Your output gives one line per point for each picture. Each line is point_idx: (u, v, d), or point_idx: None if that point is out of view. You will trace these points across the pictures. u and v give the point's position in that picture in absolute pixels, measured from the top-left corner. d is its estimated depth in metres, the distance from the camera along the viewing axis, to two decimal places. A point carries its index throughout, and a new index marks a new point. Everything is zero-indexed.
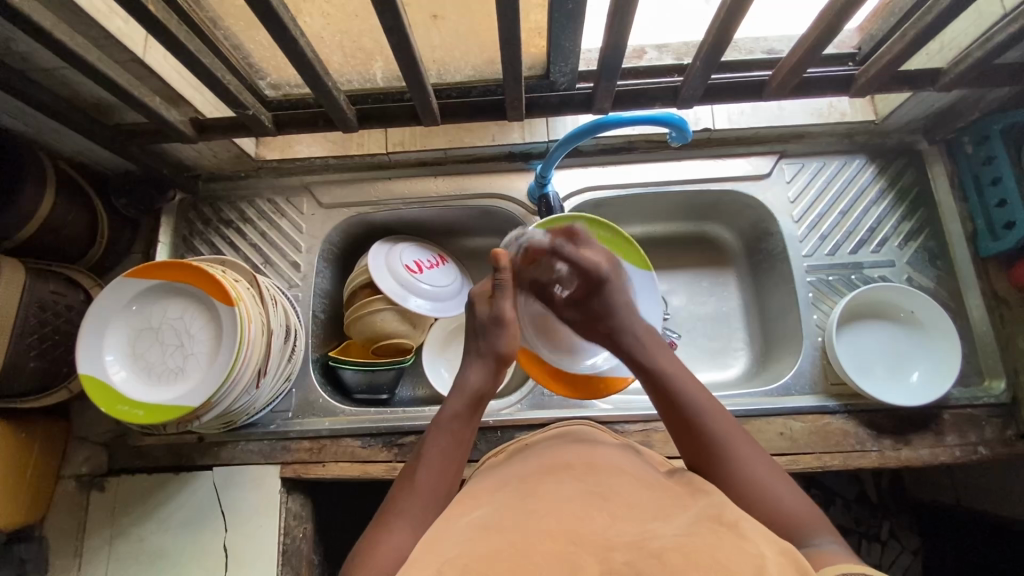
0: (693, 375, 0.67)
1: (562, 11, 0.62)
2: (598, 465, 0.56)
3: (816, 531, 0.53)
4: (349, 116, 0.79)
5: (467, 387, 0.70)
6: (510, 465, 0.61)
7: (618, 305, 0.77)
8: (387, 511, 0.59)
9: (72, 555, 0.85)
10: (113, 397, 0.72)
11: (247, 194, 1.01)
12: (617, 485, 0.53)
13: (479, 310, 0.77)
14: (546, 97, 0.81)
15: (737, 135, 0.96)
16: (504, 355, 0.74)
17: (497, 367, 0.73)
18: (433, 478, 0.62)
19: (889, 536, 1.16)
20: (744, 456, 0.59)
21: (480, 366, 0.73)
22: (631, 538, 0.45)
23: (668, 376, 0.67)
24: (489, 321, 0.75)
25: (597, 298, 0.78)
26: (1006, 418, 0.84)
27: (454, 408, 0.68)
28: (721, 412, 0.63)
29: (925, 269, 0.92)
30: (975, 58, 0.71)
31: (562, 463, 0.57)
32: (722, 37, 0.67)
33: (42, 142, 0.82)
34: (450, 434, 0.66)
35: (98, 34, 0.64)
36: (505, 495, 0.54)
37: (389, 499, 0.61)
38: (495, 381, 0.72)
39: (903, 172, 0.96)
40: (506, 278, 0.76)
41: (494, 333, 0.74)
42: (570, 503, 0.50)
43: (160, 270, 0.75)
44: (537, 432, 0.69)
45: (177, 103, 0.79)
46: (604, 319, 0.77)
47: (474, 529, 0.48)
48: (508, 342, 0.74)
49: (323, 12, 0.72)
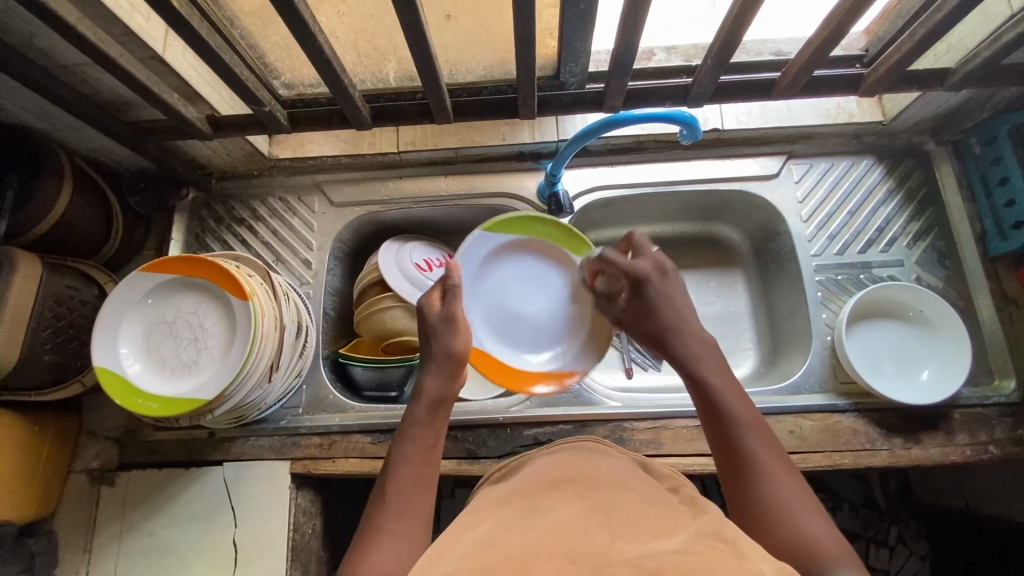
0: (741, 388, 0.64)
1: (575, 11, 0.63)
2: (601, 480, 0.56)
3: (839, 559, 0.50)
4: (363, 113, 0.80)
5: (423, 392, 0.68)
6: (518, 480, 0.61)
7: (668, 305, 0.72)
8: (366, 529, 0.57)
9: (82, 550, 0.86)
10: (127, 390, 0.72)
11: (259, 192, 1.02)
12: (624, 501, 0.53)
13: (431, 312, 0.74)
14: (558, 97, 0.82)
15: (746, 136, 0.96)
16: (455, 354, 0.71)
17: (451, 369, 0.70)
18: (405, 488, 0.59)
19: (897, 541, 1.14)
20: (778, 483, 0.56)
21: (434, 370, 0.70)
22: (630, 556, 0.44)
23: (716, 390, 0.63)
24: (436, 324, 0.72)
25: (642, 301, 0.74)
26: (1017, 418, 0.84)
27: (414, 414, 0.66)
28: (764, 433, 0.60)
29: (933, 269, 0.92)
30: (984, 57, 0.72)
31: (566, 477, 0.57)
32: (734, 35, 0.67)
33: (59, 139, 0.84)
34: (415, 440, 0.64)
35: (119, 31, 0.65)
36: (507, 511, 0.53)
37: (365, 518, 0.58)
38: (453, 380, 0.70)
39: (911, 173, 0.96)
40: (456, 282, 0.75)
41: (446, 335, 0.72)
42: (573, 519, 0.49)
43: (175, 264, 0.75)
44: (543, 447, 0.69)
45: (194, 100, 0.80)
46: (648, 319, 0.73)
47: (473, 544, 0.48)
48: (458, 342, 0.72)
49: (339, 12, 0.73)
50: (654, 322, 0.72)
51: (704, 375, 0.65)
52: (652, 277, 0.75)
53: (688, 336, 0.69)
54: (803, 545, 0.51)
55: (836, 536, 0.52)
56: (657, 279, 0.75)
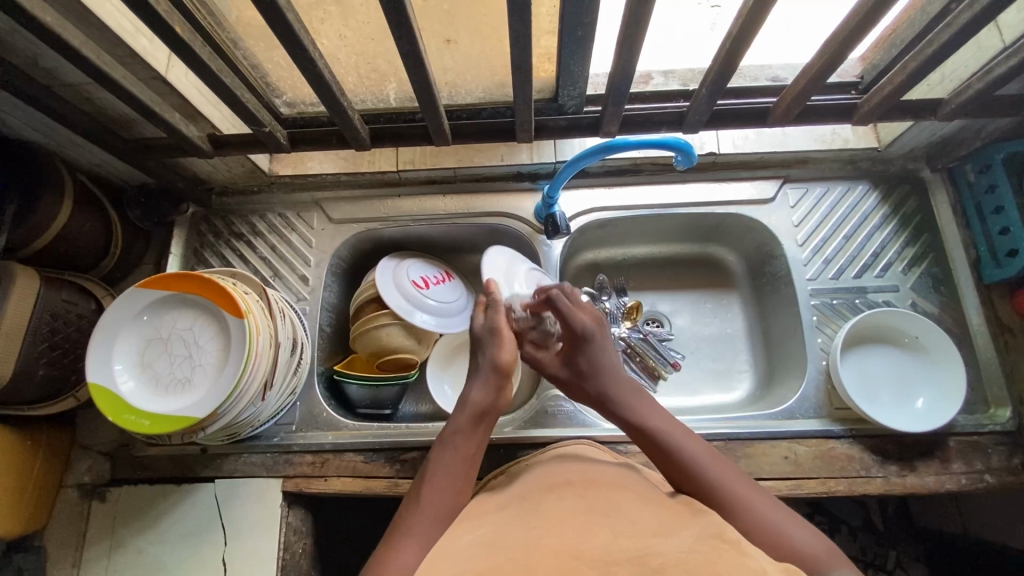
0: (685, 428, 0.64)
1: (572, 38, 0.64)
2: (598, 482, 0.56)
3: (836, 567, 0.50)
4: (363, 134, 0.81)
5: (468, 402, 0.67)
6: (516, 484, 0.61)
7: (611, 364, 0.70)
8: (396, 528, 0.57)
9: (71, 565, 0.85)
10: (120, 406, 0.72)
11: (259, 208, 1.03)
12: (622, 501, 0.53)
13: (477, 320, 0.75)
14: (555, 120, 0.83)
15: (742, 160, 0.97)
16: (502, 366, 0.69)
17: (497, 379, 0.69)
18: (442, 492, 0.60)
19: (895, 565, 1.16)
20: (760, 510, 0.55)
21: (479, 379, 0.69)
22: (634, 554, 0.45)
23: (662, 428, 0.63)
24: (485, 334, 0.72)
25: (587, 358, 0.71)
26: (1013, 446, 0.83)
27: (457, 422, 0.66)
28: (719, 462, 0.60)
29: (928, 295, 0.93)
30: (975, 89, 0.72)
31: (563, 481, 0.57)
32: (728, 66, 0.69)
33: (62, 155, 0.84)
34: (456, 449, 0.63)
35: (124, 53, 0.66)
36: (509, 514, 0.53)
37: (393, 525, 0.57)
38: (494, 391, 0.68)
39: (906, 198, 0.97)
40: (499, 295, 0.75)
41: (495, 346, 0.71)
42: (570, 521, 0.49)
43: (171, 281, 0.76)
44: (542, 452, 0.70)
45: (196, 119, 0.81)
46: (592, 379, 0.70)
47: (477, 547, 0.47)
48: (506, 353, 0.70)
49: (339, 34, 0.74)
50: (599, 379, 0.69)
51: (646, 421, 0.64)
52: (594, 331, 0.72)
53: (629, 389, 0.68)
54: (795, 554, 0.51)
55: (826, 544, 0.53)
56: (597, 334, 0.72)
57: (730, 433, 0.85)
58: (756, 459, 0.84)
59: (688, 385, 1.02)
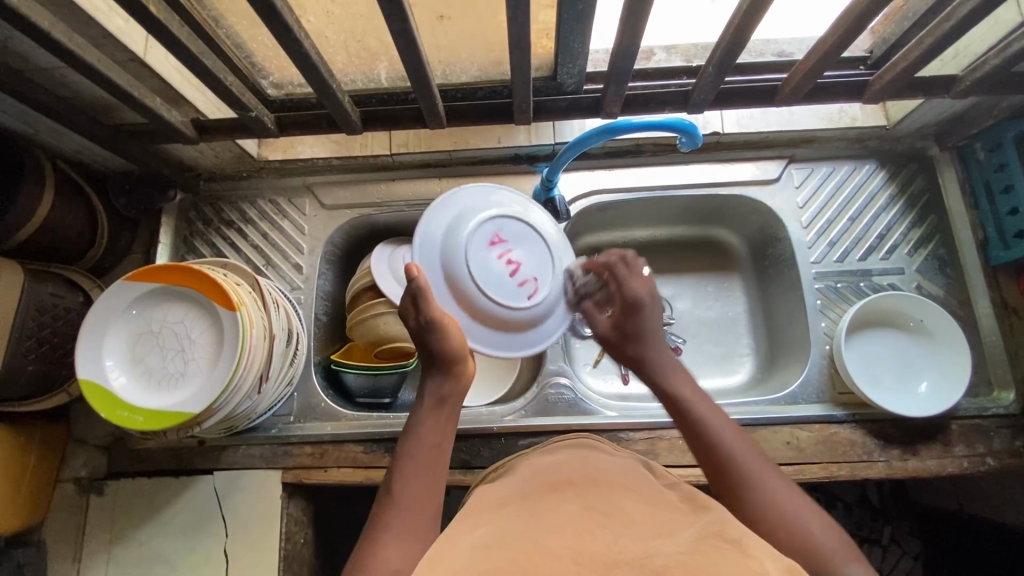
0: (714, 403, 0.64)
1: (572, 12, 0.60)
2: (601, 480, 0.55)
3: (846, 563, 0.51)
4: (353, 117, 0.78)
5: (422, 396, 0.67)
6: (514, 479, 0.60)
7: (654, 333, 0.70)
8: (375, 524, 0.56)
9: (71, 559, 0.84)
10: (112, 402, 0.71)
11: (248, 194, 1.00)
12: (625, 500, 0.52)
13: (409, 321, 0.69)
14: (554, 100, 0.80)
15: (747, 139, 0.94)
16: (451, 358, 0.68)
17: (446, 371, 0.68)
18: (412, 486, 0.59)
19: (890, 540, 1.18)
20: (780, 500, 0.55)
21: (427, 374, 0.69)
22: (632, 556, 0.44)
23: (693, 404, 0.63)
24: (421, 337, 0.68)
25: (632, 323, 0.71)
26: (1015, 429, 0.83)
27: (418, 415, 0.66)
28: (747, 445, 0.60)
29: (934, 277, 0.91)
30: (992, 65, 0.69)
31: (566, 479, 0.56)
32: (737, 41, 0.65)
33: (38, 142, 0.81)
34: (425, 441, 0.63)
35: (97, 34, 0.62)
36: (508, 513, 0.52)
37: (371, 518, 0.57)
38: (444, 376, 0.68)
39: (913, 178, 0.95)
40: (421, 282, 0.67)
41: (433, 342, 0.68)
42: (575, 521, 0.49)
43: (161, 272, 0.73)
44: (547, 440, 0.69)
45: (178, 103, 0.78)
46: (637, 341, 0.70)
47: (474, 547, 0.47)
48: (453, 344, 0.68)
49: (327, 12, 0.70)
50: (641, 346, 0.70)
51: (680, 391, 0.64)
52: (647, 299, 0.71)
53: (666, 359, 0.68)
54: (811, 551, 0.52)
55: (837, 537, 0.53)
56: (649, 300, 0.71)
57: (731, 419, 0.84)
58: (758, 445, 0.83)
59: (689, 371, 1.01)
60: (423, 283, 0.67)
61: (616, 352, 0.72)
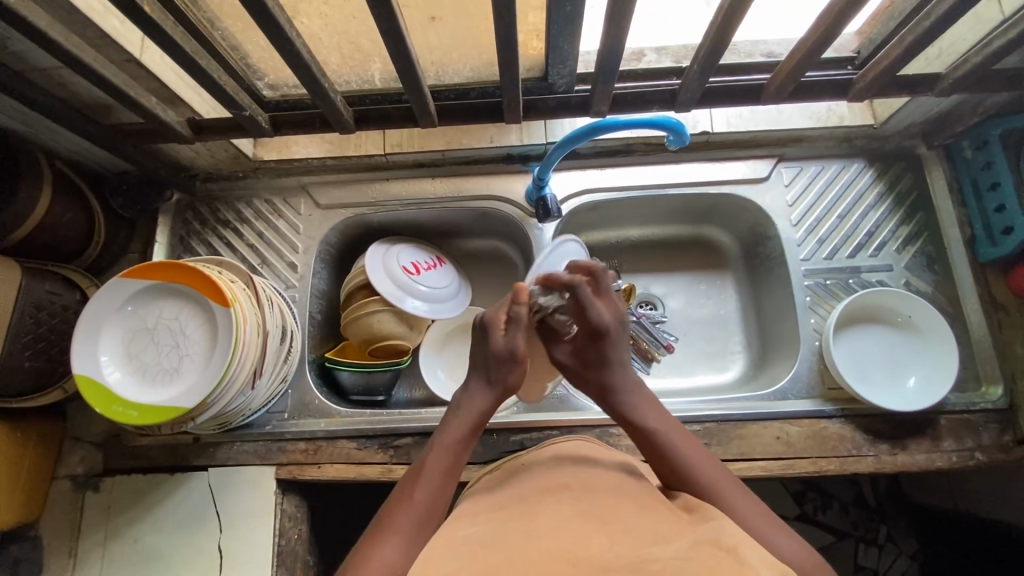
0: (678, 424, 0.65)
1: (561, 14, 0.62)
2: (597, 488, 0.56)
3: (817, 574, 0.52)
4: (346, 117, 0.79)
5: (472, 413, 0.67)
6: (510, 486, 0.60)
7: (619, 360, 0.70)
8: (379, 527, 0.57)
9: (67, 555, 0.85)
10: (107, 398, 0.72)
11: (244, 194, 1.01)
12: (620, 508, 0.52)
13: (495, 336, 0.69)
14: (545, 100, 0.81)
15: (736, 139, 0.95)
16: (510, 387, 0.70)
17: (501, 398, 0.70)
18: (429, 496, 0.59)
19: (886, 540, 1.19)
20: (749, 518, 0.56)
21: (484, 392, 0.69)
22: (630, 560, 0.44)
23: (655, 430, 0.64)
24: (501, 353, 0.68)
25: (595, 352, 0.69)
26: (1003, 423, 0.84)
27: (458, 430, 0.65)
28: (713, 462, 0.62)
29: (922, 274, 0.92)
30: (974, 62, 0.71)
31: (560, 484, 0.57)
32: (721, 40, 0.66)
33: (37, 142, 0.82)
34: (451, 455, 0.63)
35: (94, 34, 0.63)
36: (503, 518, 0.52)
37: (376, 521, 0.58)
38: (497, 404, 0.69)
39: (902, 176, 0.96)
40: (524, 314, 0.69)
41: (506, 366, 0.68)
42: (570, 526, 0.49)
43: (157, 270, 0.75)
44: (540, 446, 0.68)
45: (175, 103, 0.79)
46: (600, 369, 0.69)
47: (468, 554, 0.47)
48: (517, 376, 0.70)
49: (320, 14, 0.72)
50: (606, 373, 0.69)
51: (642, 419, 0.65)
52: (611, 329, 0.70)
53: (628, 384, 0.69)
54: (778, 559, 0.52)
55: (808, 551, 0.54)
56: (613, 328, 0.70)
57: (721, 415, 0.85)
58: (748, 440, 0.84)
59: (681, 368, 1.02)
60: (524, 316, 0.69)
61: (581, 376, 0.71)
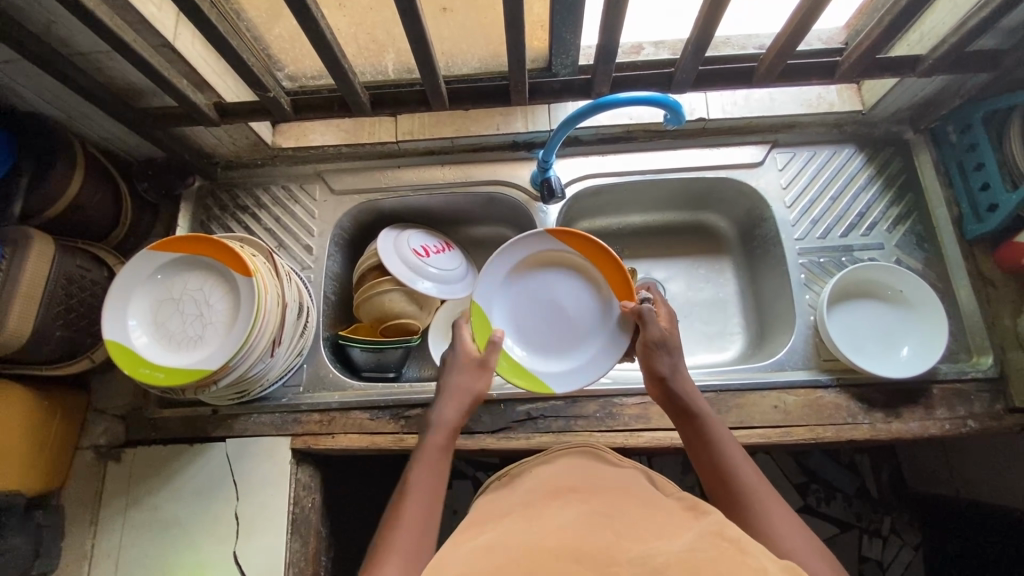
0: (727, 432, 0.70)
1: (563, 3, 0.67)
2: (601, 490, 0.60)
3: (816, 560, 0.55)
4: (363, 98, 0.83)
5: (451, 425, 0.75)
6: (517, 489, 0.64)
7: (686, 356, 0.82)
8: (378, 546, 0.61)
9: (88, 523, 0.88)
10: (134, 360, 0.75)
11: (262, 181, 1.06)
12: (626, 506, 0.56)
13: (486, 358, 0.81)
14: (548, 85, 0.86)
15: (731, 125, 1.01)
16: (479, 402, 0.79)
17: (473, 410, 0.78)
18: (421, 508, 0.64)
19: (890, 531, 1.21)
20: (774, 516, 0.60)
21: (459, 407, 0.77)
22: (634, 554, 0.47)
23: (706, 427, 0.70)
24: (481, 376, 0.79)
25: None
26: (994, 393, 0.86)
27: (438, 443, 0.72)
28: (751, 466, 0.66)
29: (913, 252, 0.96)
30: (951, 44, 0.76)
31: (566, 488, 0.60)
32: (711, 19, 0.70)
33: (71, 127, 0.87)
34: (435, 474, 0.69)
35: (133, 18, 0.69)
36: (512, 518, 0.56)
37: (377, 540, 0.62)
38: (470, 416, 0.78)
39: (891, 160, 1.00)
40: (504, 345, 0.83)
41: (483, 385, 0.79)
42: (576, 523, 0.52)
43: (183, 243, 0.79)
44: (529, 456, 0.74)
45: (202, 87, 0.84)
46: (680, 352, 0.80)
47: (477, 548, 0.50)
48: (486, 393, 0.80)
49: (340, 4, 0.77)
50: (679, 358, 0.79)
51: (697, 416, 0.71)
52: None
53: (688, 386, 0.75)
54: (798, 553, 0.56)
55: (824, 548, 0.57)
56: None
57: (720, 385, 0.88)
58: (746, 408, 0.87)
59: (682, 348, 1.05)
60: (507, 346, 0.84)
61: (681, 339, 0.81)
